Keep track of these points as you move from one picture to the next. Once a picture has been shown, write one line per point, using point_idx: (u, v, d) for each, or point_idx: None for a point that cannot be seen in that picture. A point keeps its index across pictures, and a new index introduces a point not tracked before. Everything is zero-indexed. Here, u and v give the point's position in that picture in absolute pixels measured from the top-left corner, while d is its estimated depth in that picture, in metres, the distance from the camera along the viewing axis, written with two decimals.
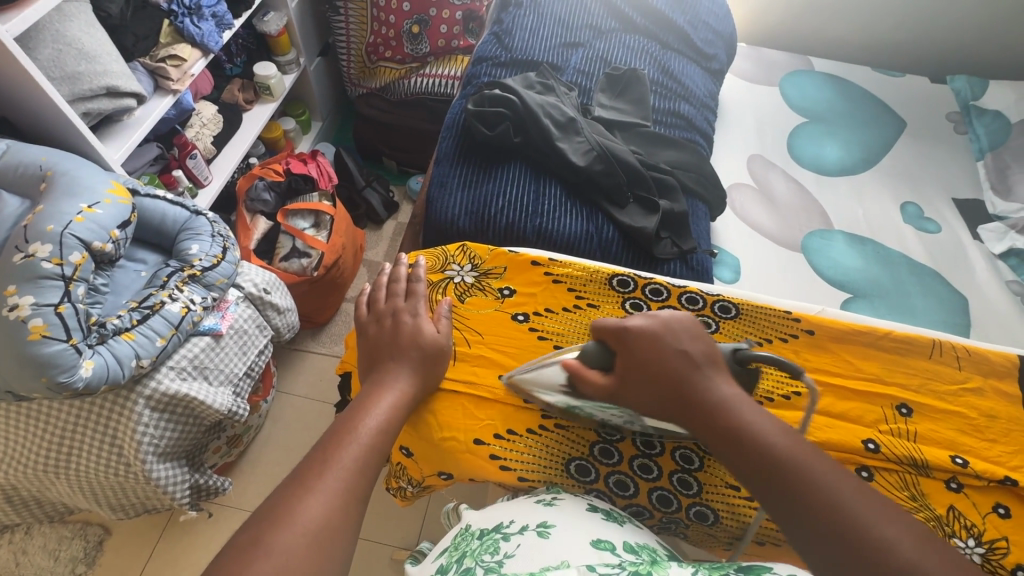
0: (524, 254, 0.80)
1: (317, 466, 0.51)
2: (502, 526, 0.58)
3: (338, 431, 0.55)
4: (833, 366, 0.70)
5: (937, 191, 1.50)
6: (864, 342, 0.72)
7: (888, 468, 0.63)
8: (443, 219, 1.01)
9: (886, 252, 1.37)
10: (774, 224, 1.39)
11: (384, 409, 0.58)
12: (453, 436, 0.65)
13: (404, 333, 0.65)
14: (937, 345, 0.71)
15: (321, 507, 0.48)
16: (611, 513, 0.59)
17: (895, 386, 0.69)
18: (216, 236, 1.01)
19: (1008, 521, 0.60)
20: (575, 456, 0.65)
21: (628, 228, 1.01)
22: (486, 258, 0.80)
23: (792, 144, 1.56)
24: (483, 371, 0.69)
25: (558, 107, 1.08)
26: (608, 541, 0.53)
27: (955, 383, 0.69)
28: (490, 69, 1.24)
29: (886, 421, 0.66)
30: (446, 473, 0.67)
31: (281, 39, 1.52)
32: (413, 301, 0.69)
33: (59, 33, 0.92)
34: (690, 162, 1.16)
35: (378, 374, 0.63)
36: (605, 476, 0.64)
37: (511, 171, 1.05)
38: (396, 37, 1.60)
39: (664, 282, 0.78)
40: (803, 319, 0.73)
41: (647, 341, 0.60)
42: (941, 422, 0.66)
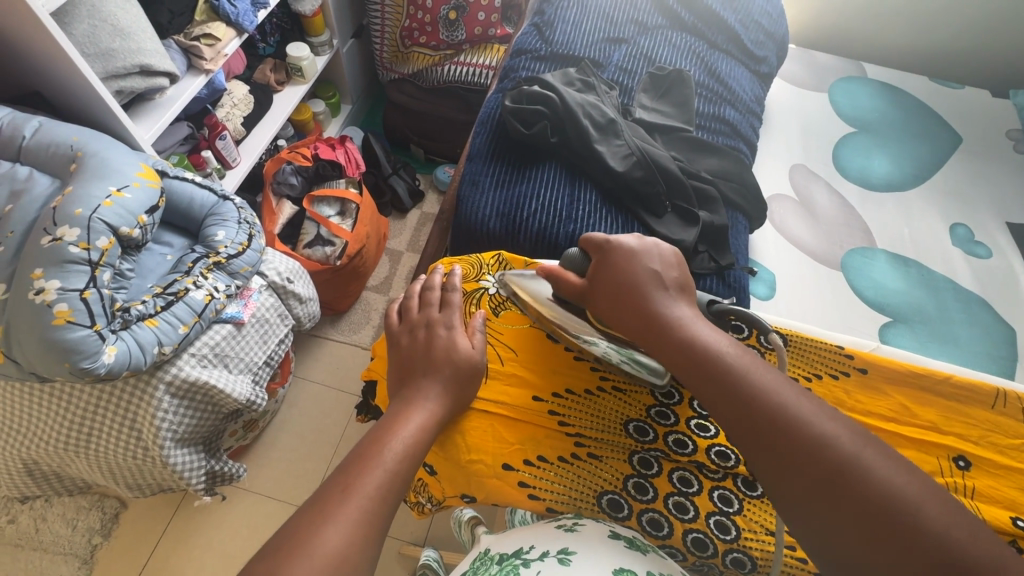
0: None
1: (340, 492, 0.49)
2: (523, 552, 0.56)
3: (364, 451, 0.53)
4: (887, 411, 0.65)
5: (991, 213, 1.42)
6: (921, 386, 0.67)
7: None
8: (472, 220, 0.98)
9: (932, 275, 1.30)
10: (815, 239, 1.33)
11: (412, 429, 0.56)
12: (482, 459, 0.63)
13: (434, 348, 0.63)
14: (1002, 396, 0.66)
15: (340, 540, 0.45)
16: (635, 541, 0.56)
17: (952, 436, 0.64)
18: (242, 223, 1.00)
19: None
20: (607, 490, 0.62)
21: (665, 240, 0.96)
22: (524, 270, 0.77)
23: (838, 154, 1.49)
24: (515, 392, 0.66)
25: (598, 107, 1.03)
26: (631, 571, 0.51)
27: (1019, 437, 0.64)
28: (528, 63, 1.19)
29: (941, 474, 0.62)
30: (469, 496, 0.65)
31: (315, 20, 1.49)
32: (448, 312, 0.66)
33: (96, 8, 0.90)
34: (732, 172, 1.11)
35: (407, 391, 0.60)
36: (638, 514, 0.60)
37: (545, 173, 1.02)
38: (432, 22, 1.55)
39: None
40: (856, 355, 0.68)
41: (626, 252, 0.64)
42: (1001, 479, 0.61)
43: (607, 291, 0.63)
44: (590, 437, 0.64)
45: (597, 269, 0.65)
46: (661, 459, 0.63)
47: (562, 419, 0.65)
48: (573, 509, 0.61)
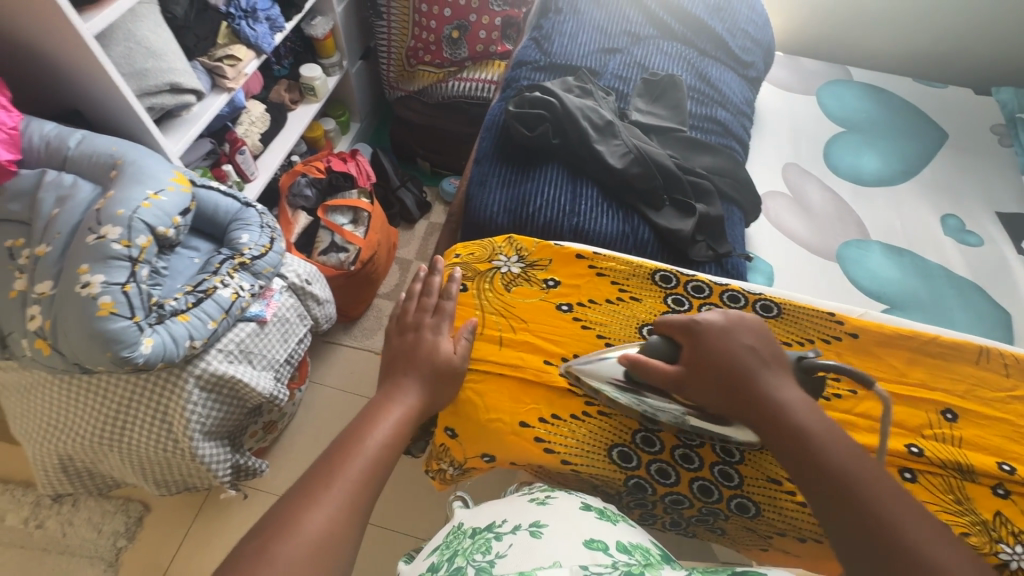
0: (569, 246, 0.80)
1: (321, 480, 0.54)
2: (495, 526, 0.61)
3: (345, 443, 0.58)
4: (876, 370, 0.69)
5: (980, 205, 1.48)
6: (908, 347, 0.70)
7: (932, 471, 0.62)
8: (481, 217, 1.03)
9: (926, 264, 1.37)
10: (810, 232, 1.39)
11: (392, 419, 0.61)
12: (499, 417, 0.67)
13: (419, 349, 0.67)
14: (985, 352, 0.70)
15: (324, 520, 0.51)
16: (605, 512, 0.63)
17: (939, 391, 0.68)
18: (264, 227, 1.07)
19: None
20: (617, 443, 0.66)
21: (664, 230, 1.02)
22: (532, 249, 0.81)
23: (829, 153, 1.55)
24: (528, 357, 0.71)
25: (597, 111, 1.11)
26: (601, 541, 0.56)
27: (1002, 390, 0.68)
28: (529, 73, 1.27)
29: (930, 426, 0.65)
30: (488, 455, 0.69)
31: (327, 42, 1.58)
32: (439, 320, 0.70)
33: (131, 31, 0.98)
34: (726, 168, 1.18)
35: (389, 384, 0.65)
36: (647, 464, 0.65)
37: (548, 173, 1.08)
38: (436, 42, 1.64)
39: (706, 279, 0.77)
40: (846, 321, 0.72)
41: (721, 336, 0.61)
42: (988, 428, 0.65)
43: (705, 390, 0.60)
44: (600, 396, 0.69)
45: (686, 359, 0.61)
46: None
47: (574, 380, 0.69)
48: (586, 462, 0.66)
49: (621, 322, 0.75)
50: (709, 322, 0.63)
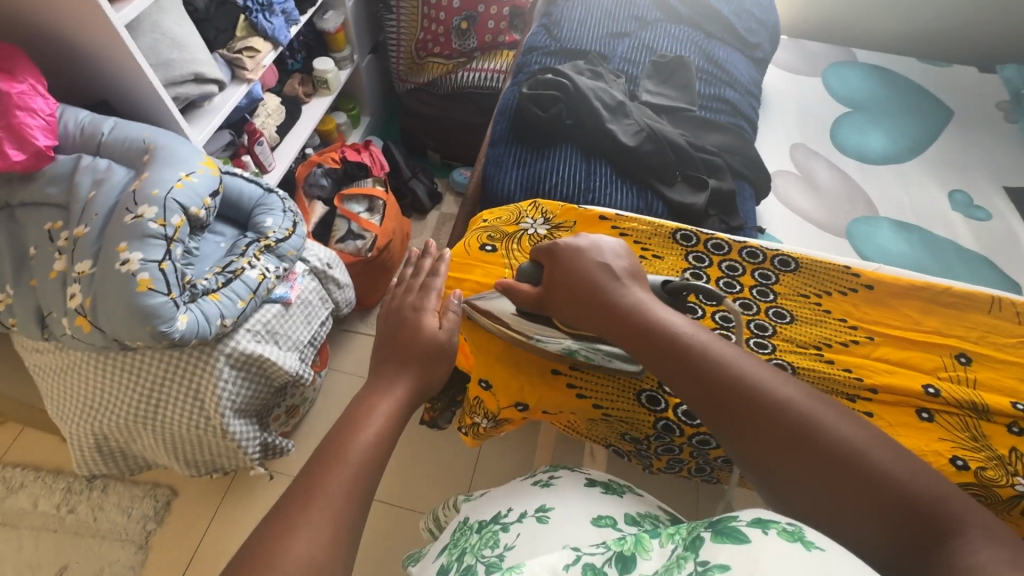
0: (593, 209, 0.82)
1: (299, 499, 0.49)
2: (501, 517, 0.65)
3: (325, 452, 0.53)
4: (891, 320, 0.71)
5: (987, 180, 1.50)
6: (921, 296, 0.74)
7: (949, 411, 0.64)
8: (498, 196, 1.06)
9: (934, 239, 1.39)
10: (818, 209, 1.41)
11: (379, 414, 0.58)
12: (530, 368, 0.75)
13: (405, 326, 0.66)
14: (998, 302, 0.73)
15: (309, 544, 0.46)
16: (609, 486, 0.70)
17: (954, 338, 0.70)
18: (287, 212, 1.10)
19: None
20: (644, 388, 0.73)
21: (677, 204, 1.04)
22: (558, 212, 0.85)
23: (835, 132, 1.58)
24: None
25: (608, 92, 1.14)
26: (608, 518, 0.61)
27: (1014, 337, 0.70)
28: (539, 58, 1.29)
29: (945, 369, 0.67)
30: (523, 404, 0.76)
31: (338, 36, 1.61)
32: (424, 295, 0.70)
33: (156, 23, 1.02)
34: (736, 145, 1.22)
35: (375, 379, 0.63)
36: (675, 407, 0.72)
37: (562, 152, 1.10)
38: (445, 33, 1.68)
39: (726, 238, 0.81)
40: (861, 274, 0.76)
41: (573, 253, 0.68)
42: (1002, 371, 0.67)
43: (568, 306, 0.66)
44: None
45: (549, 281, 0.68)
46: None
47: None
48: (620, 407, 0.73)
49: None
50: (562, 244, 0.70)
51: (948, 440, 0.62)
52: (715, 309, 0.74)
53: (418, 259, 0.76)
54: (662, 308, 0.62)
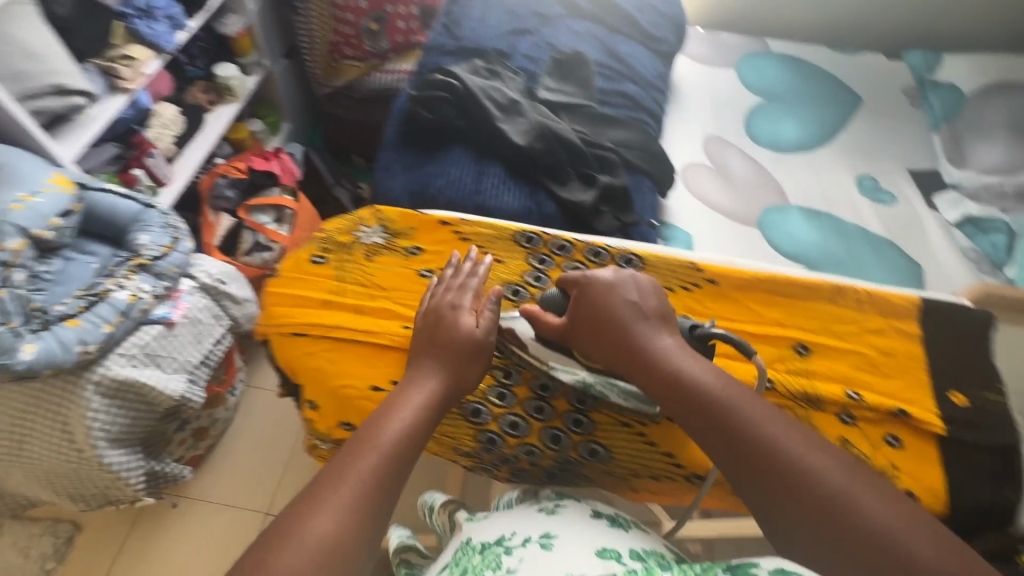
0: (432, 214, 0.77)
1: (330, 482, 0.53)
2: (504, 539, 0.61)
3: (359, 440, 0.57)
4: (735, 314, 0.75)
5: (893, 164, 1.53)
6: (767, 287, 0.77)
7: (783, 402, 0.69)
8: (385, 201, 1.03)
9: (844, 226, 1.41)
10: (731, 201, 1.41)
11: (410, 409, 0.60)
12: (352, 383, 0.66)
13: (440, 325, 0.66)
14: (841, 291, 0.77)
15: (330, 522, 0.50)
16: (616, 520, 0.66)
17: (796, 329, 0.74)
18: (167, 227, 1.05)
19: (900, 450, 0.66)
20: (471, 400, 0.72)
21: (568, 203, 1.03)
22: (396, 218, 0.78)
23: (749, 123, 1.58)
24: (387, 324, 0.70)
25: (500, 91, 1.12)
26: (612, 551, 0.57)
27: (854, 324, 0.75)
28: (437, 58, 1.26)
29: (784, 362, 0.72)
30: (348, 425, 0.66)
31: (242, 40, 1.57)
32: (461, 292, 0.69)
33: (4, 33, 0.94)
34: (637, 141, 1.20)
35: (409, 372, 0.64)
36: (499, 417, 0.71)
37: (453, 154, 1.07)
38: (356, 35, 1.63)
39: (571, 239, 0.82)
40: (706, 269, 0.80)
41: (605, 289, 0.67)
42: (839, 359, 0.72)
43: (594, 342, 0.66)
44: None
45: (572, 313, 0.68)
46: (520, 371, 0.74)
47: None
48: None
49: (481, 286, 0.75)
50: (595, 277, 0.69)
51: None
52: None
53: (454, 263, 0.73)
54: (698, 363, 0.61)
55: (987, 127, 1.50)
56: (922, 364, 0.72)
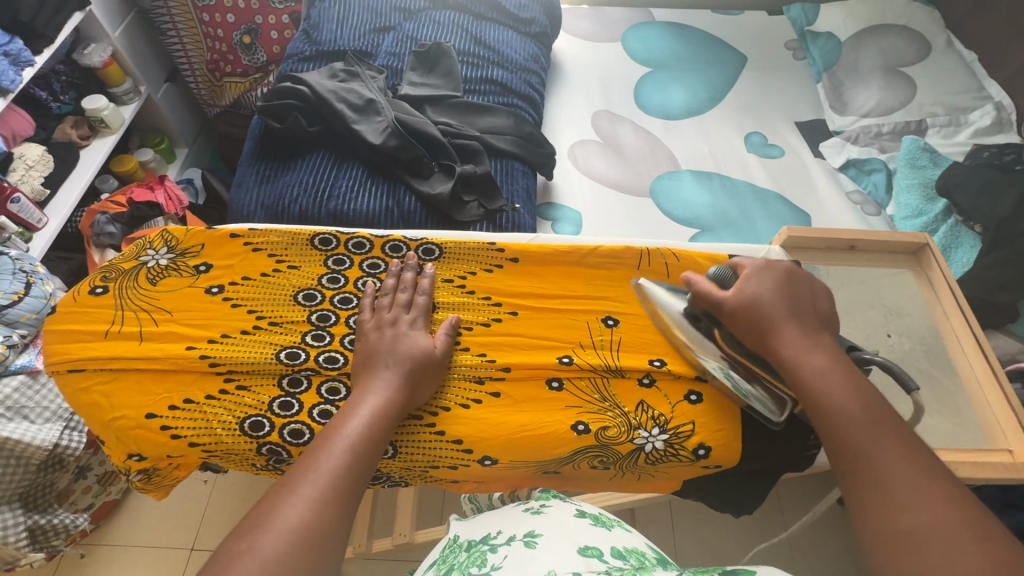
0: (223, 228, 0.73)
1: (299, 474, 0.49)
2: (490, 538, 0.53)
3: (324, 434, 0.53)
4: (537, 292, 0.73)
5: (781, 117, 1.54)
6: (572, 260, 0.76)
7: (582, 376, 0.68)
8: (241, 217, 1.02)
9: (734, 183, 1.39)
10: (622, 174, 1.38)
11: (367, 413, 0.55)
12: (124, 414, 0.61)
13: (399, 344, 0.62)
14: (647, 256, 0.77)
15: (303, 512, 0.46)
16: (600, 517, 0.54)
17: (603, 301, 0.74)
18: (18, 273, 1.03)
19: (697, 406, 0.67)
20: (250, 413, 0.62)
21: (426, 196, 1.01)
22: (184, 237, 0.73)
23: (638, 94, 1.56)
24: (168, 346, 0.65)
25: (355, 91, 1.08)
26: (595, 547, 0.47)
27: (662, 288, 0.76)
28: (296, 65, 1.24)
29: (592, 335, 0.71)
30: (135, 454, 0.62)
31: (110, 70, 1.50)
32: (415, 313, 0.66)
33: None
34: (507, 126, 1.17)
35: (364, 376, 0.59)
36: (279, 428, 0.61)
37: (308, 162, 1.05)
38: (230, 50, 1.57)
39: (367, 235, 0.74)
40: (505, 249, 0.76)
41: (780, 283, 0.65)
42: (642, 327, 0.72)
43: (746, 318, 0.64)
44: (241, 370, 0.64)
45: (741, 292, 0.65)
46: (310, 375, 0.64)
47: (213, 360, 0.64)
48: (225, 447, 0.61)
49: (273, 295, 0.69)
50: (777, 271, 0.67)
51: (570, 407, 0.65)
52: (347, 313, 0.68)
53: (402, 273, 0.70)
54: (839, 368, 0.59)
55: (865, 71, 1.51)
56: None
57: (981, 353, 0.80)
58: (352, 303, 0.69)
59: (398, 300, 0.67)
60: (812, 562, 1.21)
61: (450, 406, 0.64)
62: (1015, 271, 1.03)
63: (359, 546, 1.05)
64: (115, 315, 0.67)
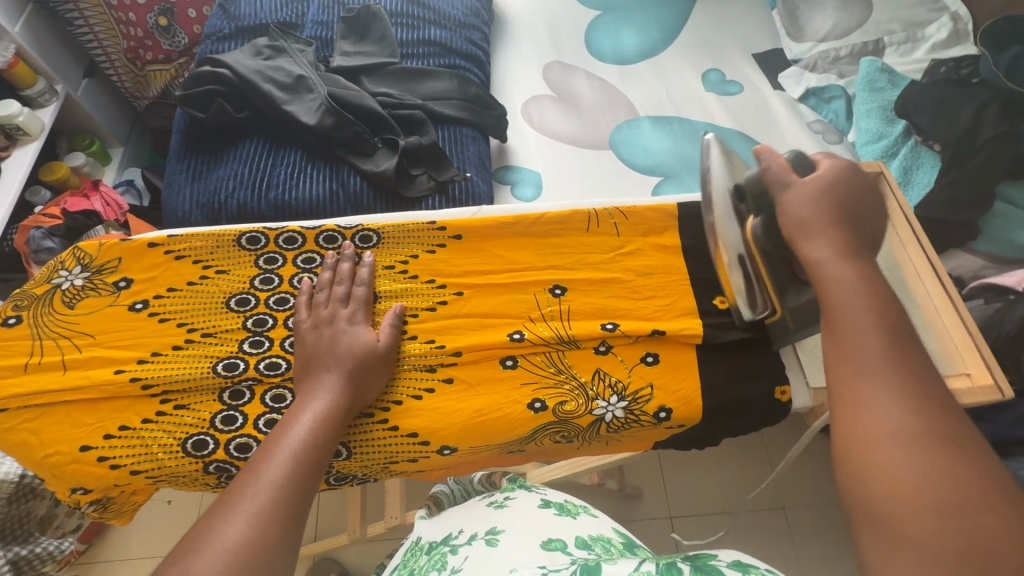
0: (139, 237, 0.68)
1: (239, 491, 0.46)
2: (450, 538, 0.52)
3: (266, 446, 0.51)
4: (481, 268, 0.71)
5: (737, 51, 1.48)
6: (517, 230, 0.74)
7: (535, 351, 0.66)
8: (176, 219, 0.96)
9: (692, 125, 1.35)
10: (579, 128, 1.33)
11: (311, 419, 0.53)
12: (57, 450, 0.59)
13: (337, 342, 0.59)
14: (595, 218, 0.75)
15: (242, 529, 0.43)
16: (565, 507, 0.55)
17: (552, 269, 0.72)
18: None
19: (654, 367, 0.66)
20: (193, 432, 0.59)
21: (370, 175, 0.96)
22: (98, 253, 0.69)
23: (589, 40, 1.49)
24: (95, 373, 0.62)
25: (282, 69, 1.00)
26: (559, 539, 0.47)
27: (612, 249, 0.74)
28: (215, 45, 1.15)
29: (540, 307, 0.69)
30: (80, 488, 0.60)
31: (18, 70, 1.38)
32: (353, 308, 0.63)
33: None
34: (453, 90, 1.11)
35: (306, 383, 0.57)
36: (225, 445, 0.59)
37: (239, 152, 0.99)
38: (147, 36, 1.45)
39: (297, 227, 0.71)
40: (446, 226, 0.72)
41: (848, 183, 0.59)
42: (594, 292, 0.70)
43: (800, 206, 0.58)
44: (176, 389, 0.61)
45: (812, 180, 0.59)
46: (253, 385, 0.61)
47: (145, 382, 0.61)
48: (170, 471, 0.59)
49: (203, 305, 0.66)
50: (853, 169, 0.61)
51: (527, 384, 0.64)
52: (285, 314, 0.65)
53: (335, 265, 0.67)
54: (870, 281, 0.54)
55: None
56: (681, 276, 0.72)
57: (937, 279, 0.81)
58: (288, 303, 0.66)
59: (335, 295, 0.64)
60: (803, 496, 1.24)
61: (403, 399, 0.63)
62: (975, 190, 1.02)
63: (355, 534, 1.05)
64: (33, 346, 0.63)
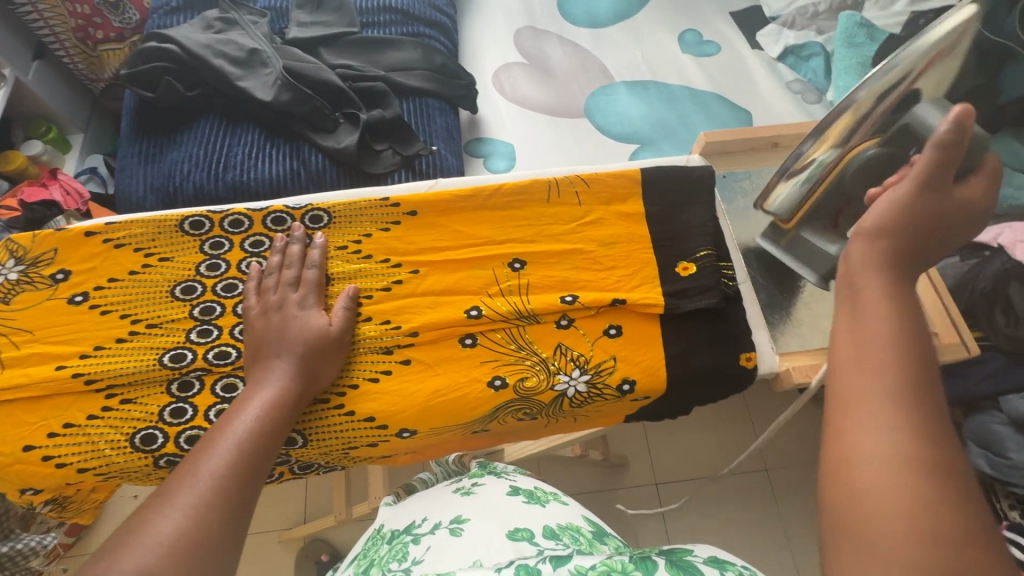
0: (75, 227, 0.66)
1: (174, 483, 0.43)
2: (414, 527, 0.51)
3: (210, 436, 0.49)
4: (436, 245, 0.69)
5: (714, 9, 1.43)
6: (476, 203, 0.71)
7: (494, 328, 0.65)
8: (128, 207, 0.92)
9: (667, 88, 1.31)
10: (552, 96, 1.29)
11: (258, 408, 0.52)
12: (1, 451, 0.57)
13: (287, 327, 0.57)
14: (555, 188, 0.73)
15: (177, 521, 0.40)
16: (533, 493, 0.54)
17: (511, 243, 0.70)
18: None
19: (616, 339, 0.65)
20: (141, 426, 0.58)
21: (331, 151, 0.93)
22: (32, 245, 0.66)
23: (561, 3, 1.43)
24: (36, 370, 0.60)
25: (233, 43, 0.95)
26: (527, 529, 0.46)
27: (573, 219, 0.72)
28: (162, 20, 1.08)
29: (498, 282, 0.67)
30: (29, 488, 0.58)
31: None
32: (304, 292, 0.61)
33: None
34: (416, 59, 1.06)
35: (255, 371, 0.55)
36: (175, 437, 0.58)
37: (190, 133, 0.95)
38: (95, 13, 1.37)
39: (243, 210, 0.69)
40: (401, 202, 0.70)
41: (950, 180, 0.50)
42: (555, 265, 0.69)
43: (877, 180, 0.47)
44: (121, 383, 0.59)
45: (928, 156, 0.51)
46: (202, 375, 0.60)
47: (87, 377, 0.59)
48: (120, 467, 0.58)
49: (147, 296, 0.64)
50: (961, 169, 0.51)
51: (487, 361, 0.63)
52: (233, 301, 0.63)
53: (282, 250, 0.65)
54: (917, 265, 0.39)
55: None
56: (645, 245, 0.71)
57: None
58: (236, 290, 0.64)
59: (284, 279, 0.62)
60: (785, 458, 1.25)
61: (359, 383, 0.62)
62: None
63: (341, 515, 1.05)
64: None
